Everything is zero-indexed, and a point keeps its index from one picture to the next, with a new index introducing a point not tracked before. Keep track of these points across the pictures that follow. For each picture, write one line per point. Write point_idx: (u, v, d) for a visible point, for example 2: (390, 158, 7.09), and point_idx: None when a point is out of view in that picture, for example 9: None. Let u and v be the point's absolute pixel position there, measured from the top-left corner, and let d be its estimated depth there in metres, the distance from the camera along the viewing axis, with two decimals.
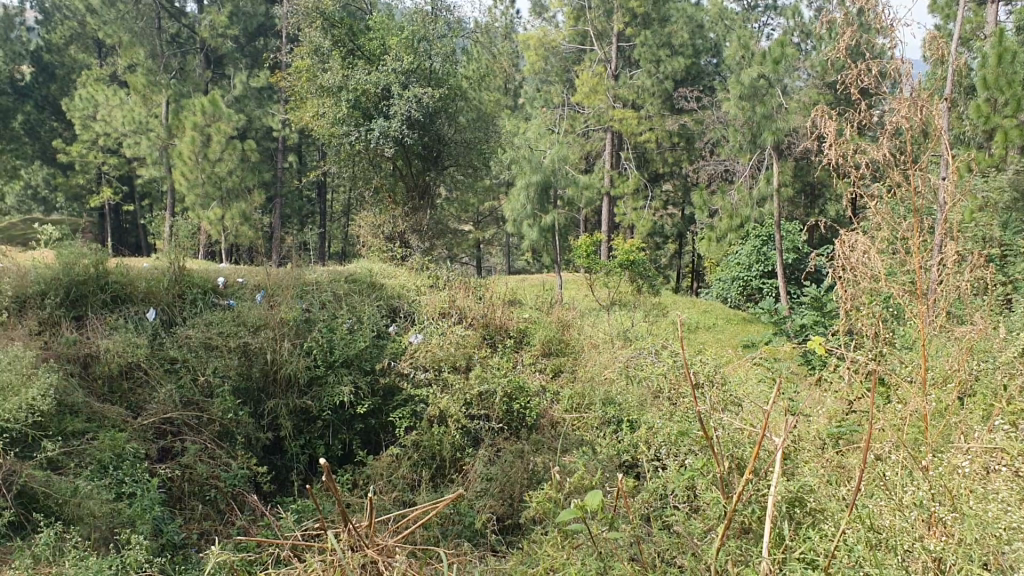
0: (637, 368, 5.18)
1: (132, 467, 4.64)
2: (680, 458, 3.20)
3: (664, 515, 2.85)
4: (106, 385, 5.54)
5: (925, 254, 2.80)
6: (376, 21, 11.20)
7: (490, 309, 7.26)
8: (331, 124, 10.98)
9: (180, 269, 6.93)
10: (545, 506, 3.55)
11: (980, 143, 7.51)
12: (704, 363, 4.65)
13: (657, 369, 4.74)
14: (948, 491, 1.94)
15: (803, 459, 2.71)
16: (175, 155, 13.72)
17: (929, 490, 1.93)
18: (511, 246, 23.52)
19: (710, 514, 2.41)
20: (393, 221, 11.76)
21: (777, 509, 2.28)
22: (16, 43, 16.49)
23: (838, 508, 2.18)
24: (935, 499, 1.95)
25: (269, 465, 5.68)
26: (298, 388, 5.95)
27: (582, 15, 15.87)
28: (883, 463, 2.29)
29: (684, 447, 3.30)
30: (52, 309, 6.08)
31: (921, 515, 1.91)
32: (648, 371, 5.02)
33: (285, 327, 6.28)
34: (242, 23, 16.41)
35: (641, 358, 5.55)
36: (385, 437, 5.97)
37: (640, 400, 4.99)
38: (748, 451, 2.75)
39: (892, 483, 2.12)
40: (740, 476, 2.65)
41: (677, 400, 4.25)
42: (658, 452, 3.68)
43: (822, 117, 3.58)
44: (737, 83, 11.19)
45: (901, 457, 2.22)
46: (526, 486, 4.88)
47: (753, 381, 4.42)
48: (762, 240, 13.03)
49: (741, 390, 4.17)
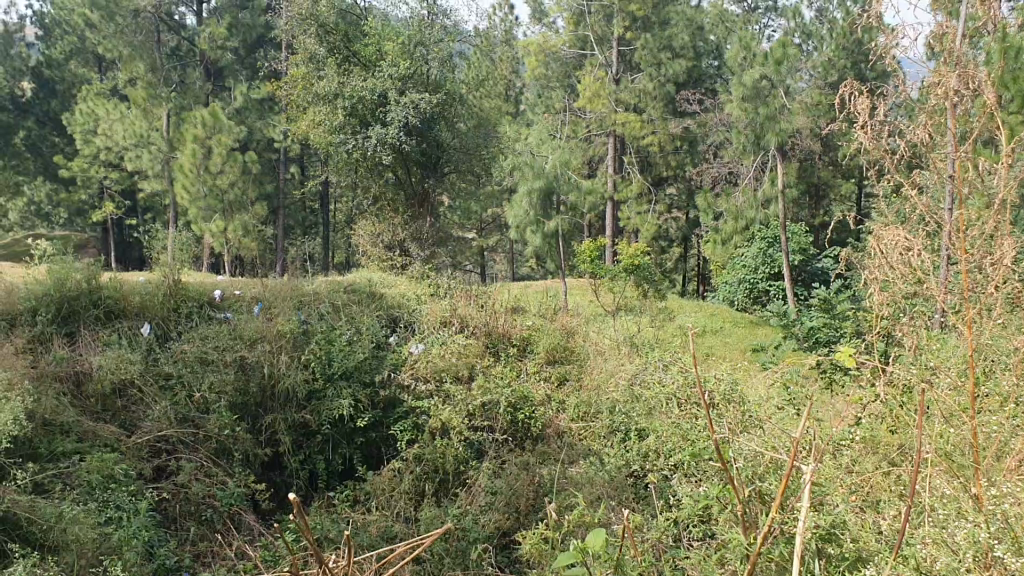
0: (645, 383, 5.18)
1: (120, 489, 4.46)
2: (700, 480, 3.14)
3: (681, 555, 2.73)
4: (98, 404, 5.37)
5: (962, 253, 2.72)
6: (371, 26, 11.01)
7: (493, 317, 7.14)
8: (328, 132, 10.83)
9: (175, 281, 6.75)
10: (554, 539, 3.41)
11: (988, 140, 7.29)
12: (719, 384, 4.58)
13: (668, 384, 4.90)
14: (1008, 526, 1.81)
15: (833, 488, 2.62)
16: (176, 168, 13.66)
17: (987, 525, 1.79)
18: (516, 253, 23.35)
19: (734, 555, 2.29)
20: (394, 230, 11.54)
21: (809, 548, 2.16)
22: (16, 60, 16.48)
23: (884, 549, 2.08)
24: (994, 536, 1.81)
25: (268, 481, 5.49)
26: (297, 402, 5.76)
27: (582, 19, 15.65)
28: (933, 493, 2.16)
29: (708, 472, 3.25)
30: (44, 326, 5.95)
31: (977, 553, 1.79)
32: (659, 386, 4.98)
33: (283, 339, 6.12)
34: (240, 35, 16.02)
35: (648, 374, 5.54)
36: (388, 450, 5.75)
37: (649, 412, 4.97)
38: (775, 483, 2.66)
39: (944, 518, 2.01)
40: (767, 509, 2.52)
41: (695, 419, 4.23)
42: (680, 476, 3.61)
43: (851, 95, 4.21)
44: (739, 85, 10.97)
45: (953, 485, 2.10)
46: (533, 498, 4.74)
47: (779, 405, 4.29)
48: (769, 241, 12.49)
49: (770, 415, 4.06)
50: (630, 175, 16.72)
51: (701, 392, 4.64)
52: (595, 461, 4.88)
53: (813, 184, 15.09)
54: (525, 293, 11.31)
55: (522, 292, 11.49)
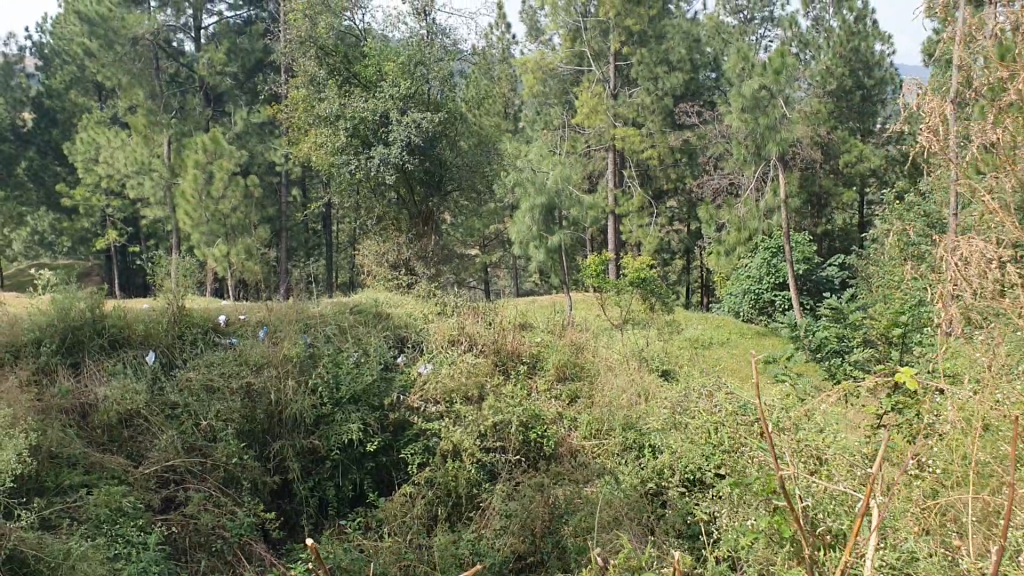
0: (690, 414, 5.23)
1: (131, 523, 4.36)
2: (751, 518, 3.16)
3: None
4: (105, 435, 5.29)
5: None
6: (371, 47, 10.96)
7: (501, 334, 7.06)
8: (329, 154, 10.80)
9: (180, 308, 6.67)
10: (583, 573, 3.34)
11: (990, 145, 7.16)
12: (768, 414, 4.53)
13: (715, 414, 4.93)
14: None
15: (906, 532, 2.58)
16: (178, 195, 13.65)
17: None
18: (520, 269, 23.28)
19: None
20: (398, 249, 11.22)
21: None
22: (17, 91, 16.69)
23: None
24: None
25: (277, 511, 5.35)
26: (305, 428, 5.64)
27: (578, 35, 15.63)
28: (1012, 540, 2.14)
29: (760, 513, 3.28)
30: (49, 357, 5.88)
31: None
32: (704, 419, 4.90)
33: (290, 362, 6.03)
34: (239, 60, 15.97)
35: (692, 402, 5.42)
36: (399, 474, 5.64)
37: (687, 440, 4.97)
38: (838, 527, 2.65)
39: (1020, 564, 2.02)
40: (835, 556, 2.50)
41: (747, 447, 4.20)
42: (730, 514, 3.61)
43: None
44: (738, 95, 10.84)
45: None
46: (548, 521, 4.65)
47: (827, 432, 4.27)
48: (772, 251, 12.41)
49: (823, 443, 4.03)
50: (631, 189, 16.67)
51: (747, 425, 4.62)
52: (611, 481, 4.93)
53: (814, 194, 15.00)
54: (531, 309, 11.22)
55: (528, 308, 11.41)
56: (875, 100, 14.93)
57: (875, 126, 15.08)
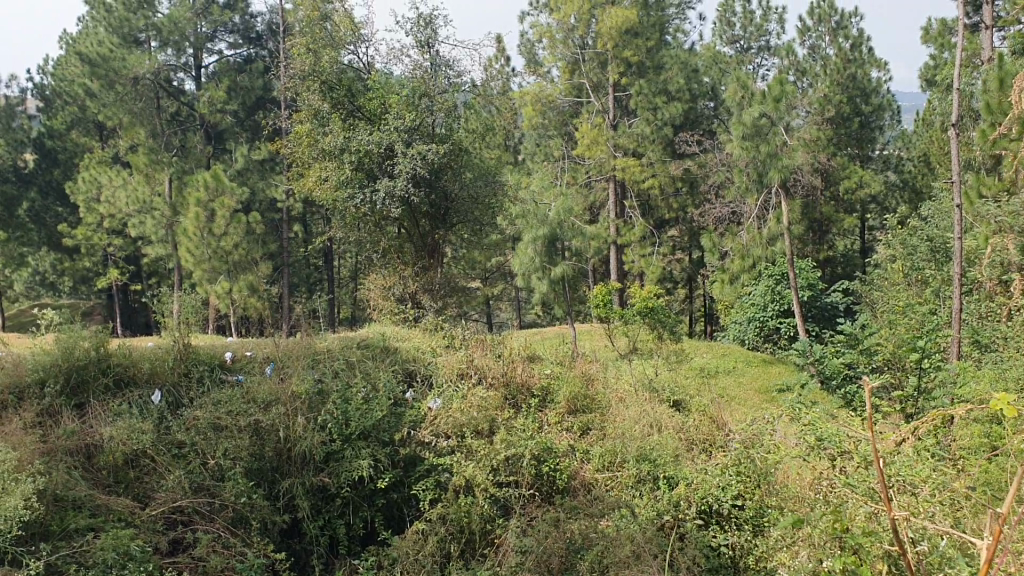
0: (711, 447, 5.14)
1: (139, 567, 4.21)
2: (823, 558, 3.00)
3: None
4: (110, 476, 5.18)
5: None
6: (375, 81, 11.00)
7: (511, 367, 6.97)
8: (334, 188, 10.77)
9: (185, 345, 6.57)
10: None
11: (992, 166, 7.14)
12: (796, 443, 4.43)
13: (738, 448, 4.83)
14: None
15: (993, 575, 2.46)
16: (179, 232, 13.57)
17: None
18: (522, 301, 23.24)
19: None
20: (404, 282, 11.27)
21: None
22: (18, 132, 16.21)
23: None
24: None
25: (287, 551, 5.15)
26: (313, 465, 5.49)
27: (577, 67, 15.65)
28: None
29: (816, 546, 3.15)
30: (52, 398, 5.78)
31: None
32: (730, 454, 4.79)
33: (297, 400, 5.93)
34: (239, 97, 15.92)
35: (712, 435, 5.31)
36: (409, 511, 5.49)
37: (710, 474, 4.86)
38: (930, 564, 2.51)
39: None
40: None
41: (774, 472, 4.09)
42: (785, 548, 3.43)
43: None
44: (739, 124, 10.47)
45: None
46: (564, 557, 4.49)
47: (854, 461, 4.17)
48: (777, 278, 12.34)
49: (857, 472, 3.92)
50: (633, 218, 16.62)
51: (772, 455, 4.51)
52: (628, 511, 4.81)
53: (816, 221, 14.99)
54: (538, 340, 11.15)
55: (534, 339, 11.35)
56: (873, 126, 14.96)
57: (874, 152, 15.26)
